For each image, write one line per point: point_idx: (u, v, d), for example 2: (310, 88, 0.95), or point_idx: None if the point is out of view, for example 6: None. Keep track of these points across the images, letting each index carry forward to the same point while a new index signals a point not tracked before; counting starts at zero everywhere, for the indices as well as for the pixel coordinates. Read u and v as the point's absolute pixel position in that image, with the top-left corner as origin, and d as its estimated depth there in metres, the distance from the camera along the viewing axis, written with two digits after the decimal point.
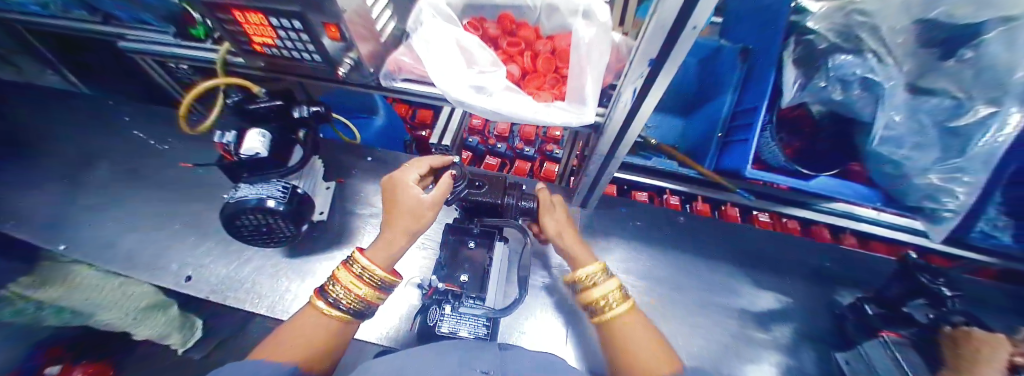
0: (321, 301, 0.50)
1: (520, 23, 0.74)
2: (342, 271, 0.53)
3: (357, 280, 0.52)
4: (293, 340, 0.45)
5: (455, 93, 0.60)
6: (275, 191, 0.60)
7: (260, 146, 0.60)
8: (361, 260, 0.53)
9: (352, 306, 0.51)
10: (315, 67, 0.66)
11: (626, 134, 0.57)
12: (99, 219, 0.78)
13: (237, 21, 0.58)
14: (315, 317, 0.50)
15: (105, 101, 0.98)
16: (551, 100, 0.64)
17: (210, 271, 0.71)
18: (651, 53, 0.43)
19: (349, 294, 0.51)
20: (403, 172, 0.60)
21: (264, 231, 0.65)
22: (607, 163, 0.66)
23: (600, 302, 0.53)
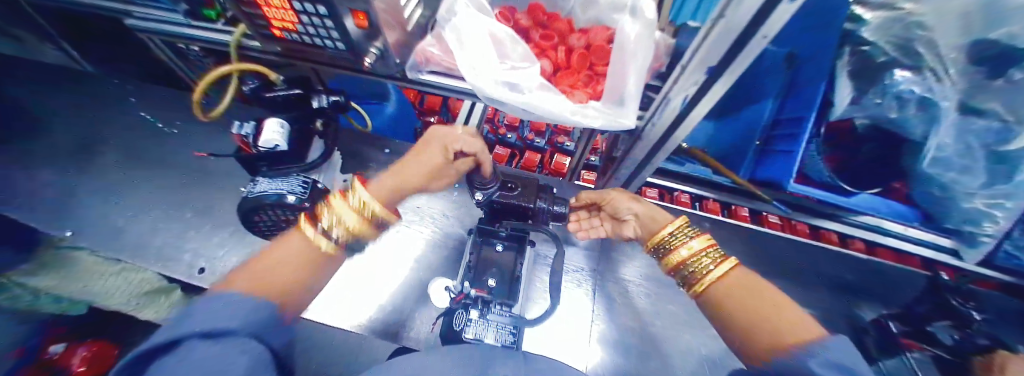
0: (310, 228, 0.41)
1: (552, 14, 0.69)
2: (336, 199, 0.46)
3: (354, 213, 0.46)
4: (284, 258, 0.38)
5: (488, 91, 0.57)
6: (295, 186, 0.57)
7: (279, 138, 0.58)
8: (360, 195, 0.48)
9: (345, 240, 0.44)
10: (337, 55, 0.62)
11: (668, 140, 0.55)
12: (105, 205, 0.75)
13: (257, 3, 0.54)
14: (299, 241, 0.41)
15: (110, 80, 0.95)
16: (587, 100, 0.60)
17: (224, 264, 0.69)
18: (707, 60, 0.40)
19: (341, 223, 0.44)
20: (443, 127, 0.61)
21: (281, 227, 0.63)
22: (643, 167, 0.65)
23: (699, 267, 0.50)
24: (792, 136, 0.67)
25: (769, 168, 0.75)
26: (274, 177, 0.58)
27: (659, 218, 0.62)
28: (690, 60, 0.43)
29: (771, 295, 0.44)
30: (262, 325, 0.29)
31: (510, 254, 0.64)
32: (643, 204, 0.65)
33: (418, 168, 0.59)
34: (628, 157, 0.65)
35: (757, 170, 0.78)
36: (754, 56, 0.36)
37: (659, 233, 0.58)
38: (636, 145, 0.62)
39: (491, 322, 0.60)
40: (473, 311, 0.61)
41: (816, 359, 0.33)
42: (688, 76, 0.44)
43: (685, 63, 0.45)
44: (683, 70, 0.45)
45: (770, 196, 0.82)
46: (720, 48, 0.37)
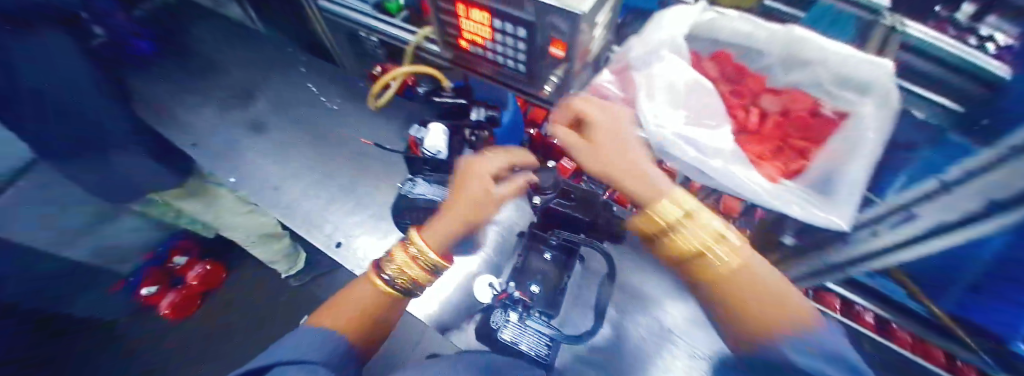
0: (377, 277, 0.51)
1: (742, 67, 0.61)
2: (399, 253, 0.52)
3: (412, 262, 0.51)
4: (352, 305, 0.49)
5: (680, 154, 0.51)
6: (449, 195, 0.61)
7: (442, 145, 0.61)
8: (405, 256, 0.51)
9: (403, 285, 0.51)
10: (512, 75, 0.62)
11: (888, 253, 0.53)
12: (265, 163, 0.84)
13: (457, 14, 0.55)
14: (367, 287, 0.51)
15: (286, 48, 1.09)
16: (777, 176, 0.54)
17: (358, 245, 0.73)
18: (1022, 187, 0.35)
19: (404, 274, 0.51)
20: (483, 161, 0.56)
21: (425, 228, 0.66)
22: (826, 270, 0.63)
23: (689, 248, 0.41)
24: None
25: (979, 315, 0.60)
26: (432, 181, 0.62)
27: (619, 144, 0.49)
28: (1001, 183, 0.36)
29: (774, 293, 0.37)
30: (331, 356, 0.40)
31: (558, 262, 0.66)
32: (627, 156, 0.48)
33: (461, 206, 0.54)
34: (824, 255, 0.61)
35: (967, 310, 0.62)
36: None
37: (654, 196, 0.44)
38: (836, 248, 0.59)
39: (529, 328, 0.61)
40: (512, 314, 0.62)
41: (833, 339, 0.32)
42: (959, 197, 0.41)
43: (951, 180, 0.41)
44: (945, 189, 0.42)
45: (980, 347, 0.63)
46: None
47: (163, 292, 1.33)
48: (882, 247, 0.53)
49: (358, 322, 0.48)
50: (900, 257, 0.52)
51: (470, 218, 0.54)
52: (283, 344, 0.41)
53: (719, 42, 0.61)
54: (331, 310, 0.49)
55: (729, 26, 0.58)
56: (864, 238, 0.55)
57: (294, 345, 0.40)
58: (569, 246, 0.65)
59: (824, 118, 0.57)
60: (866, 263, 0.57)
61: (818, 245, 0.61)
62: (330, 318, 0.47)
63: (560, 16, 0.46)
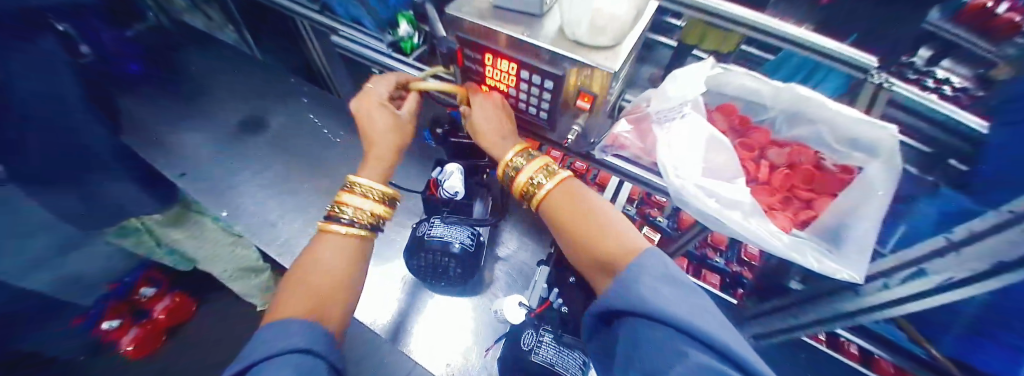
0: (335, 225, 0.53)
1: (749, 122, 0.64)
2: (347, 195, 0.55)
3: (363, 198, 0.55)
4: (305, 283, 0.46)
5: (697, 204, 0.52)
6: (464, 237, 0.60)
7: (459, 184, 0.60)
8: (356, 199, 0.55)
9: (367, 222, 0.55)
10: (532, 121, 0.63)
11: (885, 308, 0.58)
12: None
13: (482, 62, 0.56)
14: (336, 239, 0.52)
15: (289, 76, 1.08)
16: (791, 227, 0.56)
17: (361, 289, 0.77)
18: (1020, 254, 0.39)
19: (360, 212, 0.54)
20: (371, 111, 0.60)
21: (435, 270, 0.64)
22: (838, 317, 0.65)
23: (528, 188, 0.51)
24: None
25: (976, 360, 0.63)
26: (449, 222, 0.61)
27: (488, 112, 0.58)
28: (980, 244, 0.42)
29: (600, 220, 0.45)
30: (322, 340, 0.39)
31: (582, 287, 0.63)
32: (488, 126, 0.58)
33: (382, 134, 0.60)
34: (830, 306, 0.65)
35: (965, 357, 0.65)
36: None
37: (502, 160, 0.53)
38: (842, 301, 0.63)
39: (567, 350, 0.54)
40: (547, 333, 0.56)
41: (651, 277, 0.35)
42: (967, 256, 0.44)
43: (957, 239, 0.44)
44: (953, 247, 0.45)
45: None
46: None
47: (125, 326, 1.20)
48: (893, 298, 0.56)
49: (326, 296, 0.45)
50: (909, 307, 0.55)
51: (392, 143, 0.60)
52: (259, 353, 0.36)
53: (727, 96, 0.65)
54: (289, 296, 0.44)
55: (738, 82, 0.62)
56: (875, 290, 0.57)
57: (279, 349, 0.36)
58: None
59: (829, 171, 0.60)
60: (878, 313, 0.60)
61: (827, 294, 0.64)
62: (292, 308, 0.42)
63: (587, 72, 0.48)
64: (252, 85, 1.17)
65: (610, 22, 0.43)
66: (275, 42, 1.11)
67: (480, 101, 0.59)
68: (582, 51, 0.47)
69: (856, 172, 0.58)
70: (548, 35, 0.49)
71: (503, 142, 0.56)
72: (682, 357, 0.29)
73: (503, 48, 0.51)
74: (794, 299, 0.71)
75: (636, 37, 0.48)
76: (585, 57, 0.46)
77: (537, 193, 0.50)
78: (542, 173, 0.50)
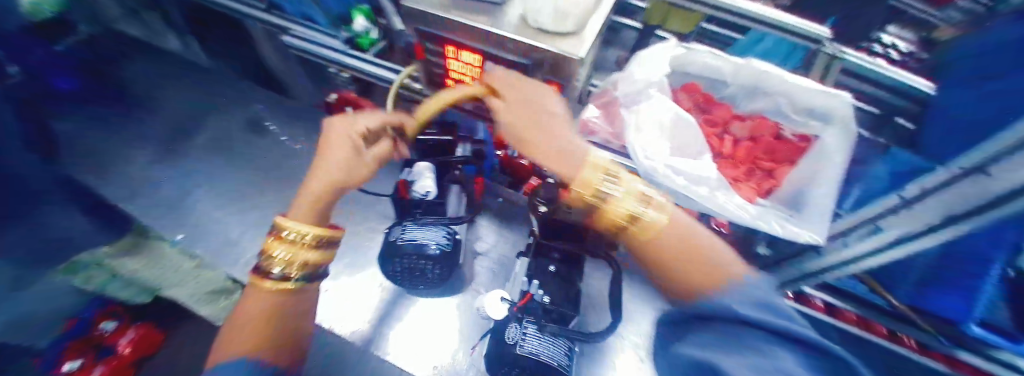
0: (262, 278, 0.46)
1: (711, 99, 0.66)
2: (275, 244, 0.47)
3: (292, 246, 0.46)
4: (246, 324, 0.43)
5: (667, 183, 0.53)
6: (440, 238, 0.59)
7: (431, 185, 0.60)
8: (283, 248, 0.46)
9: (300, 272, 0.47)
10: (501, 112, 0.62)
11: (849, 266, 0.60)
12: None
13: (445, 55, 0.55)
14: (256, 293, 0.46)
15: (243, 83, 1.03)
16: (755, 197, 0.59)
17: (336, 299, 0.74)
18: (965, 206, 0.42)
19: (290, 261, 0.46)
20: (335, 149, 0.49)
21: (415, 272, 0.63)
22: (804, 277, 0.69)
23: (620, 215, 0.37)
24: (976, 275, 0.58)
25: (931, 302, 0.69)
26: (421, 224, 0.60)
27: (538, 114, 0.43)
28: (935, 199, 0.44)
29: (697, 243, 0.36)
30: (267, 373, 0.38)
31: (562, 274, 0.62)
32: (536, 129, 0.42)
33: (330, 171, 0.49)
34: (795, 266, 0.69)
35: (920, 299, 0.71)
36: (1012, 214, 0.39)
37: (579, 181, 0.38)
38: (808, 263, 0.66)
39: (551, 338, 0.55)
40: (530, 324, 0.56)
41: (741, 303, 0.29)
42: (919, 212, 0.47)
43: (909, 197, 0.47)
44: (907, 205, 0.48)
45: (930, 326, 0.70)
46: (973, 198, 0.41)
47: None
48: (853, 256, 0.59)
49: (270, 332, 0.43)
50: (869, 263, 0.58)
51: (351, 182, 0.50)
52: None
53: (691, 75, 0.66)
54: (230, 339, 0.42)
55: (700, 61, 0.62)
56: (836, 249, 0.60)
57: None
58: (574, 255, 0.63)
59: (788, 141, 0.63)
60: (841, 270, 0.62)
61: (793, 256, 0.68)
62: (237, 346, 0.40)
63: (553, 59, 0.47)
64: (203, 97, 1.10)
65: (571, 6, 0.42)
66: (222, 46, 1.04)
67: (513, 94, 0.44)
68: (546, 38, 0.46)
69: (812, 140, 0.61)
70: (511, 23, 0.48)
71: (576, 154, 0.41)
72: (770, 357, 0.23)
73: (465, 39, 0.50)
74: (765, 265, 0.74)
75: (599, 21, 0.48)
76: (550, 45, 0.46)
77: (634, 226, 0.37)
78: (639, 201, 0.37)
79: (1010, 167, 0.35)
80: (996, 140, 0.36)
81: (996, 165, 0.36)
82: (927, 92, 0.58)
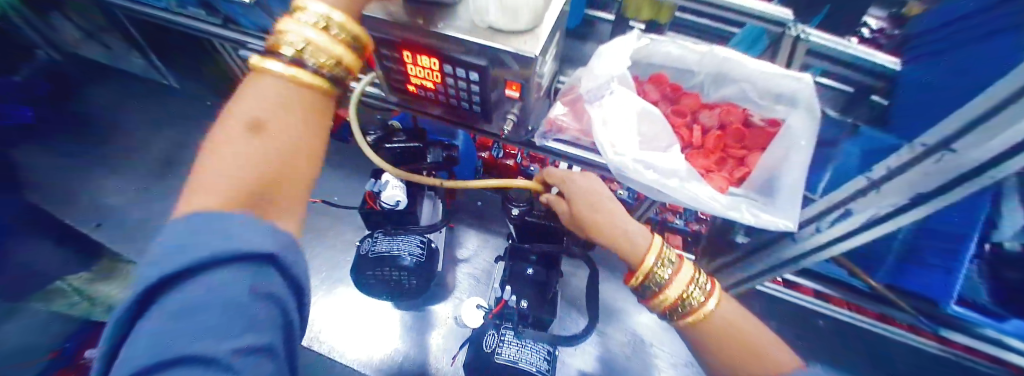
0: (272, 62, 0.31)
1: (679, 88, 0.66)
2: (289, 27, 0.33)
3: (324, 32, 0.33)
4: (241, 133, 0.26)
5: (636, 178, 0.52)
6: (413, 247, 0.57)
7: (400, 192, 0.56)
8: (307, 29, 0.32)
9: (329, 68, 0.32)
10: (469, 116, 0.61)
11: (824, 251, 0.60)
12: None
13: (402, 60, 0.53)
14: (267, 85, 0.30)
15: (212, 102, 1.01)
16: (727, 187, 0.58)
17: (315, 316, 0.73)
18: (934, 182, 0.42)
19: (318, 50, 0.32)
20: None
21: (391, 285, 0.62)
22: (782, 264, 0.68)
23: (679, 301, 0.45)
24: (952, 252, 0.57)
25: (910, 283, 0.67)
26: (393, 235, 0.58)
27: (597, 202, 0.51)
28: (905, 175, 0.44)
29: (758, 329, 0.42)
30: (293, 250, 0.26)
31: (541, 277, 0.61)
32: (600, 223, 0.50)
33: None
34: (773, 254, 0.68)
35: (897, 279, 0.69)
36: (986, 184, 0.39)
37: (643, 268, 0.47)
38: (783, 251, 0.65)
39: (528, 343, 0.55)
40: (508, 330, 0.56)
41: None
42: (888, 192, 0.47)
43: (876, 178, 0.47)
44: (874, 185, 0.47)
45: (911, 304, 0.71)
46: (943, 175, 0.41)
47: None
48: (827, 240, 0.58)
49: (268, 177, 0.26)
50: (844, 245, 0.57)
51: None
52: (196, 247, 0.22)
53: (657, 66, 0.65)
54: (199, 179, 0.25)
55: (663, 51, 0.63)
56: (810, 234, 0.60)
57: (218, 252, 0.22)
58: (552, 256, 0.62)
59: (757, 126, 0.62)
60: (818, 255, 0.62)
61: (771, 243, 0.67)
62: (215, 187, 0.24)
63: (508, 58, 0.46)
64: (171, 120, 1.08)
65: (520, 2, 0.42)
66: (185, 62, 1.00)
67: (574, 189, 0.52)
68: (501, 37, 0.45)
69: (781, 124, 0.60)
70: (463, 21, 0.46)
71: (636, 242, 0.49)
72: None
73: (419, 44, 0.49)
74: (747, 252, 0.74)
75: (554, 16, 0.47)
76: (502, 44, 0.44)
77: (695, 311, 0.45)
78: (695, 290, 0.45)
79: (986, 133, 0.35)
80: (974, 106, 0.35)
81: (969, 138, 0.36)
82: (894, 69, 0.54)
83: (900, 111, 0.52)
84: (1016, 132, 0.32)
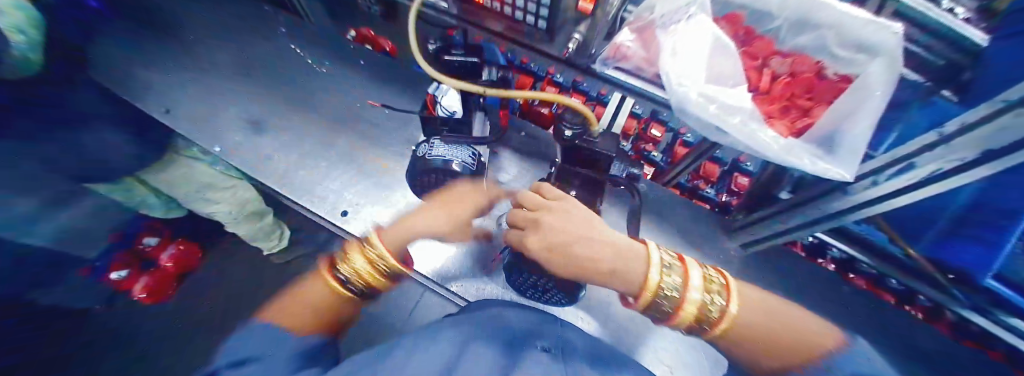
0: (331, 276, 0.44)
1: (751, 31, 0.62)
2: (355, 253, 0.46)
3: (372, 268, 0.45)
4: (305, 305, 0.40)
5: (698, 112, 0.52)
6: (465, 156, 0.60)
7: (457, 106, 0.63)
8: (363, 260, 0.45)
9: (360, 286, 0.45)
10: (532, 34, 0.62)
11: (877, 206, 0.55)
12: (263, 138, 0.90)
13: None
14: (322, 287, 0.43)
15: (280, 27, 1.09)
16: (787, 134, 0.57)
17: (366, 214, 0.81)
18: (998, 141, 0.36)
19: (364, 272, 0.45)
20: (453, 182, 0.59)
21: (439, 191, 0.66)
22: (822, 220, 0.64)
23: (701, 314, 0.39)
24: (998, 227, 0.58)
25: (948, 252, 0.70)
26: (449, 142, 0.61)
27: (575, 228, 0.44)
28: (973, 132, 0.38)
29: (802, 322, 0.38)
30: (312, 352, 0.36)
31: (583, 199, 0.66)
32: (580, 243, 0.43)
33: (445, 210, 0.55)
34: (811, 212, 0.65)
35: (937, 250, 0.73)
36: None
37: (649, 287, 0.39)
38: (827, 204, 0.61)
39: None
40: None
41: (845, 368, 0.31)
42: (956, 150, 0.41)
43: (947, 134, 0.41)
44: (943, 141, 0.41)
45: (951, 282, 0.73)
46: (1002, 137, 0.36)
47: (135, 276, 1.21)
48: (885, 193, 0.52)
49: (307, 319, 0.39)
50: (903, 200, 0.52)
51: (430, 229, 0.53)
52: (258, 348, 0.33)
53: (733, 6, 0.62)
54: (276, 305, 0.39)
55: None
56: (864, 188, 0.54)
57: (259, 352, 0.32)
58: (593, 181, 0.66)
59: (828, 81, 0.59)
60: (870, 210, 0.57)
61: (821, 197, 0.62)
62: (288, 312, 0.39)
63: None
64: (228, 19, 1.09)
65: None
66: None
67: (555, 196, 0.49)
68: None
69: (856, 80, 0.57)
70: None
71: (630, 266, 0.41)
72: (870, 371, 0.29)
73: None
74: (782, 209, 0.71)
75: None
76: None
77: (718, 319, 0.39)
78: (711, 295, 0.39)
79: None
80: None
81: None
82: (979, 44, 0.54)
83: (984, 79, 0.50)
84: None
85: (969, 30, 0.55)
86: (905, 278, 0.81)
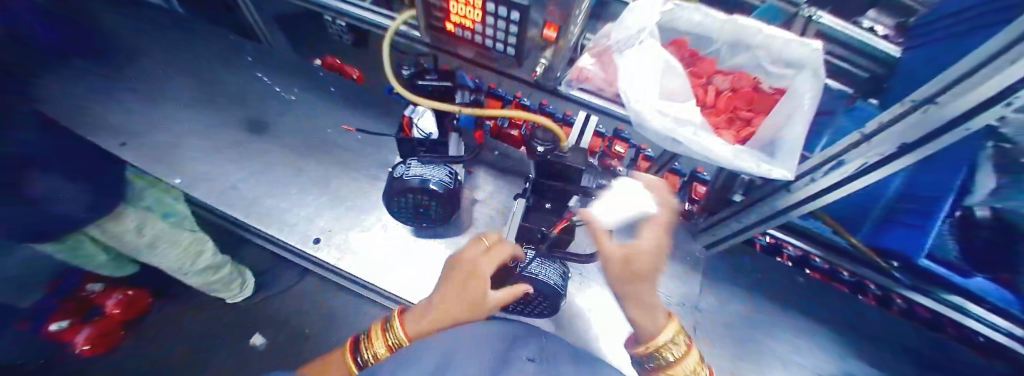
0: (355, 350, 0.52)
1: (696, 53, 0.70)
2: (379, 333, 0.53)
3: (385, 344, 0.52)
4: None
5: (656, 126, 0.57)
6: (440, 176, 0.62)
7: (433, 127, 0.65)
8: (382, 343, 0.52)
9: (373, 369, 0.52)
10: (500, 58, 0.65)
11: (813, 202, 0.63)
12: (230, 168, 0.86)
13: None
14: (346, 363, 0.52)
15: (247, 55, 1.08)
16: (734, 142, 0.64)
17: (338, 238, 0.79)
18: (908, 135, 0.44)
19: (375, 355, 0.52)
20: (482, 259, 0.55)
21: (416, 211, 0.67)
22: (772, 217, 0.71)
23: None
24: (928, 212, 0.69)
25: (889, 238, 0.79)
26: (425, 163, 0.63)
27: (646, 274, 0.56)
28: (890, 130, 0.45)
29: None
30: None
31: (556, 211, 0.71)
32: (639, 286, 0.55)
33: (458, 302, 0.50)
34: (761, 210, 0.72)
35: (878, 235, 0.81)
36: (964, 136, 0.40)
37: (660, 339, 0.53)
38: (775, 202, 0.68)
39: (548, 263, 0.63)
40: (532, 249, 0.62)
41: None
42: (877, 145, 0.48)
43: (870, 132, 0.48)
44: (867, 140, 0.48)
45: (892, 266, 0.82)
46: (917, 131, 0.42)
47: (75, 326, 1.10)
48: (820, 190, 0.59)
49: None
50: (833, 195, 0.60)
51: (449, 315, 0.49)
52: None
53: (678, 31, 0.69)
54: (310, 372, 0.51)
55: (687, 17, 0.66)
56: (804, 185, 0.61)
57: None
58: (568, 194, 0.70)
59: (764, 94, 0.67)
60: (809, 206, 0.64)
61: (768, 197, 0.69)
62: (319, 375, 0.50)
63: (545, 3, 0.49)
64: (191, 49, 1.07)
65: None
66: None
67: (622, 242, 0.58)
68: None
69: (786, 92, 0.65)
70: None
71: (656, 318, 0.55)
72: None
73: None
74: (736, 210, 0.78)
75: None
76: None
77: None
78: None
79: (962, 90, 0.36)
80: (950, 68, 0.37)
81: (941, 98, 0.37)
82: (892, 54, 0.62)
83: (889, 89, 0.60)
84: (987, 87, 0.33)
85: (885, 45, 0.64)
86: (854, 266, 0.90)
